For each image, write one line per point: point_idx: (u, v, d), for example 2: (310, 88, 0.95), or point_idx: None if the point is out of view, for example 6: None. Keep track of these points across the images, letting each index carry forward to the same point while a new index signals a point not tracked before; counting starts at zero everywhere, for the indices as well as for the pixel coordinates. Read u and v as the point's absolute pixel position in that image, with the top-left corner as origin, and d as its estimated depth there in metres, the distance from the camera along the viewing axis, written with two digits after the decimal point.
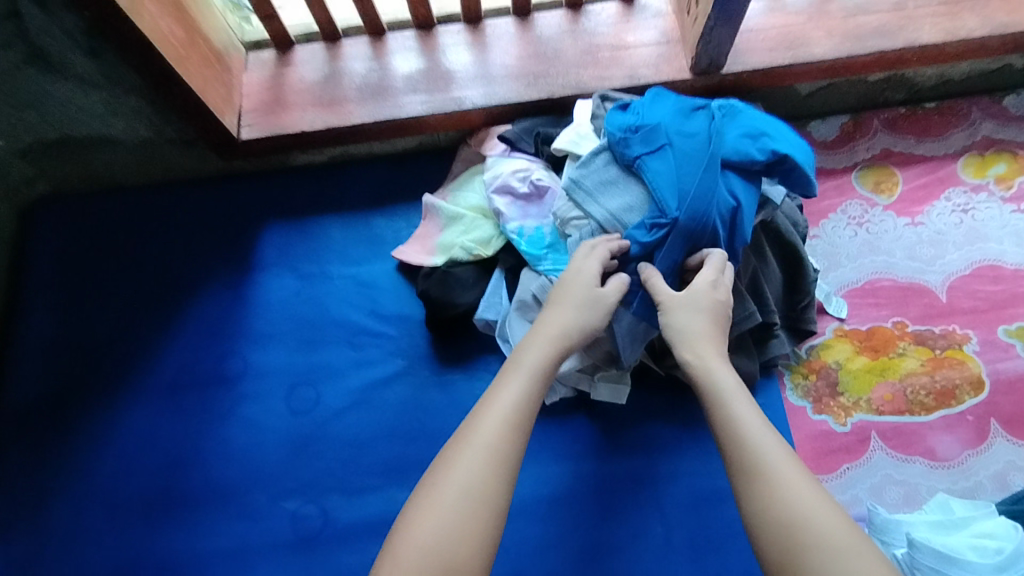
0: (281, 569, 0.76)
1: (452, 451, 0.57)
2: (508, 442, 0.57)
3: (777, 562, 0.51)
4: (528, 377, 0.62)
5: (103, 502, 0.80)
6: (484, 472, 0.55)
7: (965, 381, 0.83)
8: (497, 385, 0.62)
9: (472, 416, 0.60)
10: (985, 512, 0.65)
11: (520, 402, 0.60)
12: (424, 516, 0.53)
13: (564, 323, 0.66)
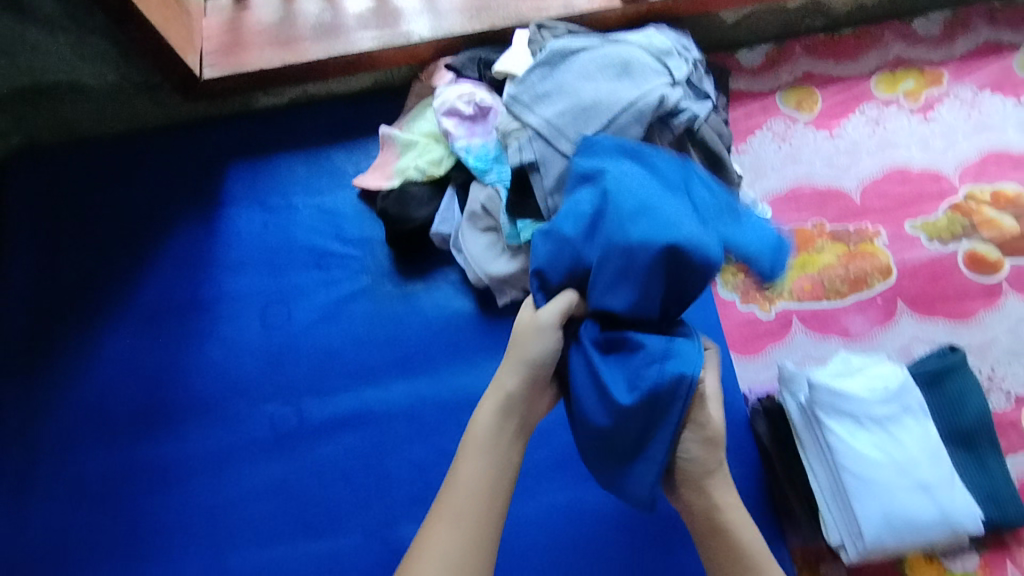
0: (262, 463, 0.83)
1: (417, 554, 0.56)
2: (470, 540, 0.56)
3: None
4: (490, 464, 0.60)
5: (91, 416, 0.87)
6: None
7: (875, 269, 0.92)
8: (455, 477, 0.59)
9: (431, 515, 0.58)
10: (873, 359, 0.74)
11: (475, 503, 0.58)
12: None
13: (505, 378, 0.63)
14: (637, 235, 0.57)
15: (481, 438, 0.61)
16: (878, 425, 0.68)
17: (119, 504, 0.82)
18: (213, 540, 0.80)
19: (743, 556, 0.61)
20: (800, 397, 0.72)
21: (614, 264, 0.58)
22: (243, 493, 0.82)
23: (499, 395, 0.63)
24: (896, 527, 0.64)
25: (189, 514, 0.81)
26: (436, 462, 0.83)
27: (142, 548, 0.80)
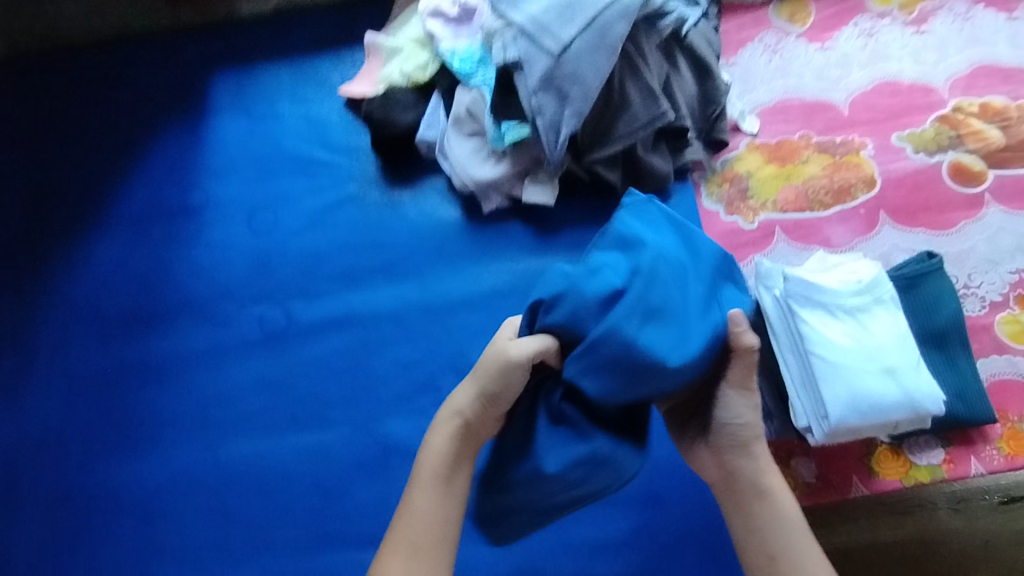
0: (250, 361, 0.86)
1: None
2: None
3: None
4: (443, 494, 0.55)
5: (84, 316, 0.89)
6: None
7: (859, 180, 0.92)
8: (407, 513, 0.55)
9: (383, 553, 0.54)
10: (849, 257, 0.75)
11: (428, 534, 0.54)
12: None
13: (462, 402, 0.58)
14: (644, 338, 0.54)
15: (433, 460, 0.56)
16: (850, 315, 0.70)
17: (114, 399, 0.85)
18: (207, 433, 0.83)
19: (775, 526, 0.57)
20: (774, 291, 0.73)
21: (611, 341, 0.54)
22: (234, 389, 0.85)
23: (459, 422, 0.58)
24: (862, 409, 0.66)
25: (182, 408, 0.84)
26: (421, 362, 0.85)
27: (138, 440, 0.84)
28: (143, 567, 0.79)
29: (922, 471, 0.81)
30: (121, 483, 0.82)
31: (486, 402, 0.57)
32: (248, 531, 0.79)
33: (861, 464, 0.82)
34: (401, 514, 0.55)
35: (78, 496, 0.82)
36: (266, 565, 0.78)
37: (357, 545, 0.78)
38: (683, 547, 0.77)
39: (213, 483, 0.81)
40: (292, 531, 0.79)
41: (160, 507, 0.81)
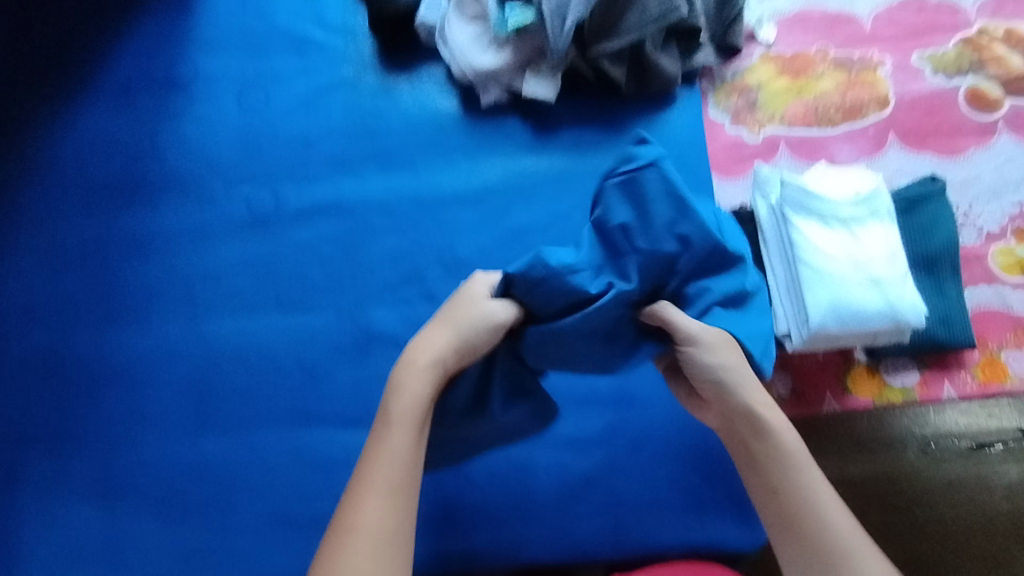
0: (237, 240, 0.85)
1: (348, 513, 0.54)
2: (394, 514, 0.54)
3: None
4: (413, 435, 0.57)
5: (69, 185, 0.88)
6: (366, 561, 0.51)
7: (872, 100, 0.89)
8: (377, 451, 0.56)
9: (351, 488, 0.55)
10: (853, 170, 0.74)
11: (398, 471, 0.55)
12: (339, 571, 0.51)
13: (434, 347, 0.59)
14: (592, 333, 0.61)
15: (403, 401, 0.58)
16: (843, 225, 0.69)
17: (100, 268, 0.86)
18: (191, 307, 0.84)
19: (780, 457, 0.59)
20: (770, 198, 0.72)
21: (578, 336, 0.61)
22: (220, 267, 0.85)
23: (424, 364, 0.59)
24: (843, 316, 0.66)
25: (167, 282, 0.85)
26: (409, 253, 0.84)
27: (124, 312, 0.84)
28: (126, 432, 0.81)
29: (895, 391, 0.82)
30: (106, 351, 0.83)
31: (457, 351, 0.60)
32: (230, 404, 0.81)
33: (835, 382, 0.83)
34: (370, 451, 0.56)
35: (64, 360, 0.83)
36: (247, 437, 0.80)
37: (336, 424, 0.79)
38: (653, 448, 0.79)
39: (197, 356, 0.82)
40: (274, 407, 0.80)
41: (145, 376, 0.82)
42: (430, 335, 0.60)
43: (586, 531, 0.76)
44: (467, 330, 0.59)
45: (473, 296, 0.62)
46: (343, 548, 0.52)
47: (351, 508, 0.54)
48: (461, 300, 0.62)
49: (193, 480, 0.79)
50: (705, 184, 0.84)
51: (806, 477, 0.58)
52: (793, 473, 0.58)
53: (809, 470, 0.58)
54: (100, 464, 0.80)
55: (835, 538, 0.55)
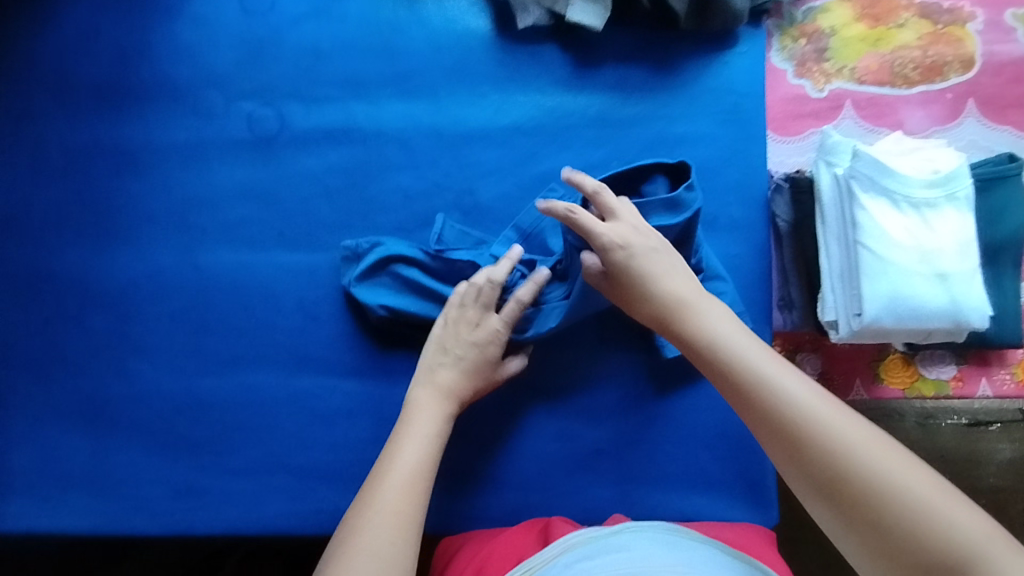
0: (236, 162, 0.77)
1: (383, 464, 0.61)
2: (411, 507, 0.58)
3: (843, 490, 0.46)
4: (428, 446, 0.63)
5: (52, 83, 0.79)
6: (391, 537, 0.55)
7: (956, 60, 0.80)
8: (393, 455, 0.61)
9: (370, 482, 0.60)
10: (935, 145, 0.66)
11: (414, 470, 0.60)
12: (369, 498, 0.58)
13: (446, 382, 0.67)
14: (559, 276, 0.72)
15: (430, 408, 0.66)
16: (915, 209, 0.62)
17: (85, 180, 0.78)
18: (185, 232, 0.77)
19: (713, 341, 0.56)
20: (836, 169, 0.65)
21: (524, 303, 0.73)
22: (216, 190, 0.77)
23: (440, 388, 0.67)
24: (899, 312, 0.61)
25: (158, 201, 0.77)
26: (425, 193, 0.76)
27: (110, 233, 0.77)
28: (112, 360, 0.75)
29: (927, 384, 0.78)
30: (92, 271, 0.77)
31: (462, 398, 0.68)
32: (224, 343, 0.75)
33: (868, 369, 0.78)
34: (388, 456, 0.62)
35: (46, 280, 0.77)
36: (242, 377, 0.74)
37: (338, 373, 0.74)
38: (670, 424, 0.75)
39: (188, 287, 0.76)
40: (271, 348, 0.75)
41: (132, 303, 0.76)
42: (443, 374, 0.67)
43: (592, 500, 0.74)
44: (466, 372, 0.68)
45: (484, 342, 0.68)
46: (362, 528, 0.55)
47: (372, 495, 0.58)
48: (469, 346, 0.68)
49: (183, 418, 0.74)
50: (758, 141, 0.75)
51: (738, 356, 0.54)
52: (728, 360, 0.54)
53: (744, 346, 0.55)
54: (84, 392, 0.75)
55: (788, 407, 0.50)
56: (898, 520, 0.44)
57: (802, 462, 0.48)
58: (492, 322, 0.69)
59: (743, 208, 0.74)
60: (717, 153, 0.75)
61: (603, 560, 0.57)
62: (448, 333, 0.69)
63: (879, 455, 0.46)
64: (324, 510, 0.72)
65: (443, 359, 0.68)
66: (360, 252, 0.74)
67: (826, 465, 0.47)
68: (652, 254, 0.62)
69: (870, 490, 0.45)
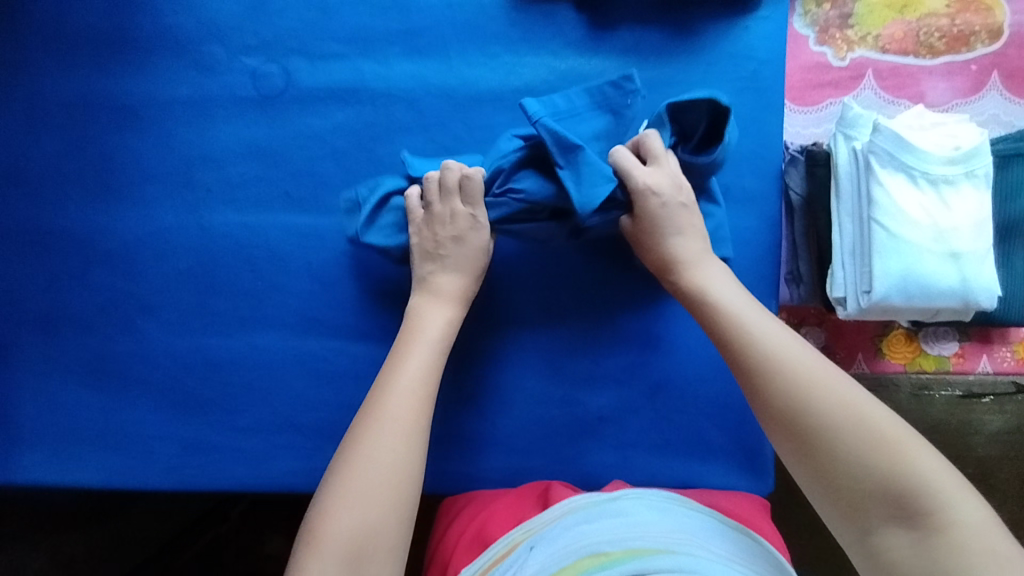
0: (239, 119, 0.76)
1: (377, 399, 0.60)
2: (406, 443, 0.58)
3: (815, 422, 0.51)
4: (431, 355, 0.64)
5: (49, 34, 0.77)
6: (400, 448, 0.57)
7: (983, 29, 0.77)
8: (393, 375, 0.62)
9: (374, 395, 0.61)
10: (957, 120, 0.64)
11: (417, 382, 0.62)
12: (365, 441, 0.57)
13: (446, 283, 0.69)
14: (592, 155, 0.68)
15: (423, 338, 0.65)
16: (933, 185, 0.61)
17: (85, 135, 0.76)
18: (189, 191, 0.76)
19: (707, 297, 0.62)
20: (855, 142, 0.64)
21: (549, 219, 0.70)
22: (220, 149, 0.76)
23: (435, 288, 0.69)
24: (909, 291, 0.61)
25: (160, 159, 0.76)
26: (434, 156, 0.75)
27: (112, 190, 0.76)
28: (118, 318, 0.75)
29: (929, 360, 0.78)
30: (95, 229, 0.76)
31: (466, 297, 0.69)
32: (230, 304, 0.75)
33: (870, 344, 0.78)
34: (390, 370, 0.63)
35: (49, 236, 0.76)
36: (250, 338, 0.74)
37: (344, 336, 0.74)
38: (674, 394, 0.75)
39: (193, 246, 0.75)
40: (279, 310, 0.75)
41: (137, 262, 0.75)
42: (442, 280, 0.69)
43: (593, 465, 0.75)
44: (465, 269, 0.69)
45: (468, 235, 0.69)
46: (357, 473, 0.56)
47: (378, 408, 0.59)
48: (455, 244, 0.69)
49: (192, 377, 0.74)
50: (776, 111, 0.73)
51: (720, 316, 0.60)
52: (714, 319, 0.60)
53: (735, 304, 0.61)
54: (92, 350, 0.75)
55: (770, 349, 0.56)
56: (850, 451, 0.49)
57: (772, 407, 0.54)
58: (462, 207, 0.69)
59: (755, 180, 0.73)
60: (732, 123, 0.73)
61: (602, 524, 0.59)
62: (427, 234, 0.70)
63: (839, 402, 0.52)
64: None
65: (433, 261, 0.69)
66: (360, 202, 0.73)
67: (790, 405, 0.53)
68: (677, 205, 0.66)
69: (835, 421, 0.51)
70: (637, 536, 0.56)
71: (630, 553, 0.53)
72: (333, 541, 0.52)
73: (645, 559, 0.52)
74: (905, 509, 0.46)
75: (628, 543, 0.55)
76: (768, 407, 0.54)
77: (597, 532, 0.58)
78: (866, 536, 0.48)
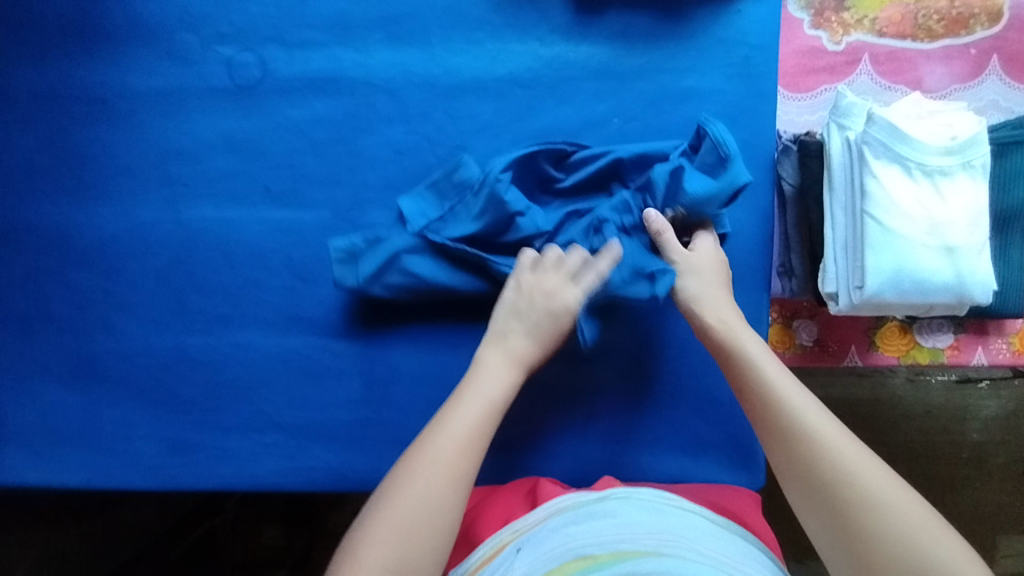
0: (216, 110, 0.73)
1: (433, 432, 0.58)
2: (463, 469, 0.56)
3: (835, 494, 0.50)
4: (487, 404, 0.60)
5: (17, 23, 0.74)
6: (445, 492, 0.54)
7: (983, 12, 0.75)
8: (451, 410, 0.59)
9: (427, 430, 0.59)
10: (953, 107, 0.62)
11: (475, 425, 0.59)
12: (416, 471, 0.55)
13: (519, 343, 0.64)
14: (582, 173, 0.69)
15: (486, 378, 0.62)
16: (928, 177, 0.59)
17: (58, 129, 0.74)
18: (167, 186, 0.73)
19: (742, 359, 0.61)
20: (849, 132, 0.62)
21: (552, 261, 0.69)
22: (197, 142, 0.73)
23: (510, 355, 0.64)
24: (902, 286, 0.60)
25: (136, 152, 0.74)
26: (415, 148, 0.73)
27: (87, 185, 0.74)
28: (97, 316, 0.74)
29: (923, 352, 0.76)
30: (71, 225, 0.74)
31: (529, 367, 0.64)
32: (209, 300, 0.73)
33: (863, 337, 0.76)
34: (447, 409, 0.60)
35: (23, 232, 0.74)
36: (231, 335, 0.73)
37: (325, 332, 0.73)
38: (664, 389, 0.74)
39: (171, 242, 0.73)
40: (260, 307, 0.73)
41: (114, 259, 0.74)
42: (516, 342, 0.64)
43: (582, 461, 0.73)
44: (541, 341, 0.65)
45: (559, 312, 0.65)
46: (406, 498, 0.53)
47: (428, 443, 0.57)
48: (545, 314, 0.64)
49: (173, 376, 0.73)
50: (768, 99, 0.71)
51: (766, 378, 0.59)
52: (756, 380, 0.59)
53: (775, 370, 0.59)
54: (71, 348, 0.74)
55: (800, 420, 0.55)
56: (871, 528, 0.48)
57: (802, 471, 0.53)
58: (564, 282, 0.65)
59: (747, 171, 0.71)
60: (723, 110, 0.71)
61: (590, 526, 0.57)
62: (520, 298, 0.65)
63: (884, 482, 0.50)
64: (317, 467, 0.71)
65: (511, 323, 0.65)
66: (357, 251, 0.69)
67: (830, 475, 0.51)
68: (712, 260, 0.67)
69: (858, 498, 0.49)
70: (623, 538, 0.55)
71: (617, 557, 0.52)
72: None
73: (635, 561, 0.51)
74: None
75: (616, 546, 0.54)
76: (791, 475, 0.54)
77: (584, 534, 0.56)
78: None
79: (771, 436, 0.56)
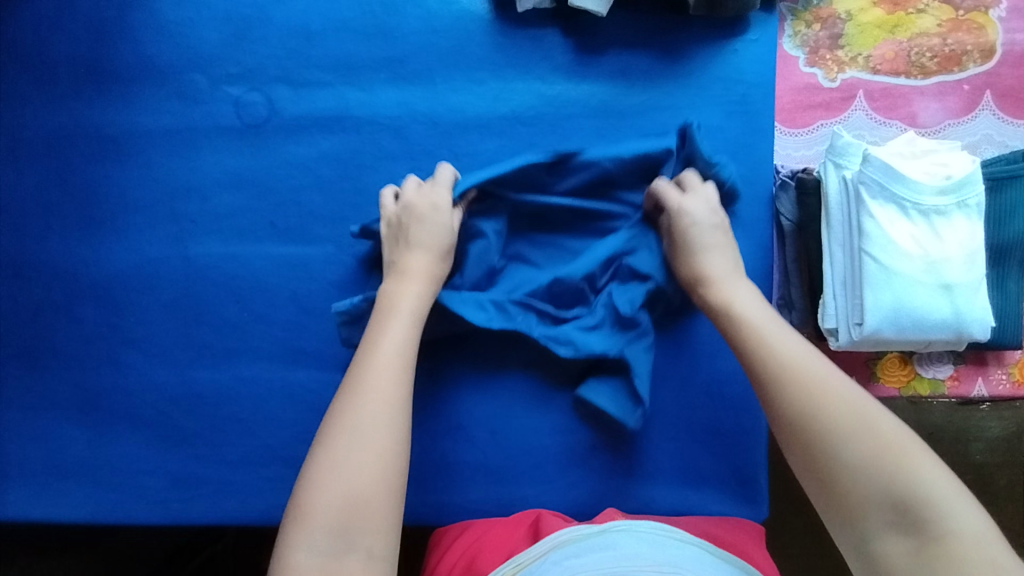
0: (223, 148, 0.75)
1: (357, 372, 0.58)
2: (396, 392, 0.56)
3: (809, 421, 0.51)
4: (408, 327, 0.61)
5: (28, 65, 0.76)
6: (383, 416, 0.54)
7: (976, 48, 0.76)
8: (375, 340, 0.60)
9: (354, 369, 0.58)
10: (947, 145, 0.64)
11: (402, 351, 0.59)
12: (349, 410, 0.55)
13: (409, 261, 0.66)
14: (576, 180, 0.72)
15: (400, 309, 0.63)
16: (924, 216, 0.61)
17: (69, 167, 0.75)
18: (174, 222, 0.75)
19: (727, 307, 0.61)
20: (845, 172, 0.64)
21: (552, 268, 0.72)
22: (204, 179, 0.75)
23: (406, 275, 0.66)
24: (901, 323, 0.61)
25: (145, 190, 0.75)
26: None
27: (96, 221, 0.75)
28: (104, 352, 0.74)
29: (924, 383, 0.76)
30: (79, 261, 0.75)
31: (435, 275, 0.67)
32: (216, 335, 0.74)
33: (864, 367, 0.77)
34: (371, 339, 0.60)
35: (33, 268, 0.75)
36: (236, 369, 0.73)
37: (331, 366, 0.73)
38: (665, 418, 0.74)
39: (178, 276, 0.74)
40: (266, 341, 0.74)
41: (121, 294, 0.74)
42: (407, 261, 0.66)
43: (586, 494, 0.73)
44: (435, 249, 0.67)
45: (430, 215, 0.67)
46: (345, 429, 0.53)
47: (358, 378, 0.57)
48: (418, 223, 0.67)
49: (179, 410, 0.73)
50: (765, 136, 0.72)
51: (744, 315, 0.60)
52: (755, 340, 0.57)
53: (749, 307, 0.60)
54: (77, 384, 0.74)
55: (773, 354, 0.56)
56: (846, 456, 0.48)
57: (779, 405, 0.53)
58: (426, 190, 0.69)
59: (746, 205, 0.72)
60: (722, 146, 0.72)
61: (590, 558, 0.57)
62: (395, 225, 0.68)
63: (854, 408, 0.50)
64: None
65: (399, 250, 0.67)
66: (358, 309, 0.70)
67: (801, 411, 0.52)
68: (708, 227, 0.66)
69: (830, 428, 0.50)
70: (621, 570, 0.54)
71: None
72: (321, 507, 0.49)
73: None
74: (905, 515, 0.45)
75: None
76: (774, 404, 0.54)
77: (585, 566, 0.56)
78: (863, 536, 0.47)
79: (749, 369, 0.57)
